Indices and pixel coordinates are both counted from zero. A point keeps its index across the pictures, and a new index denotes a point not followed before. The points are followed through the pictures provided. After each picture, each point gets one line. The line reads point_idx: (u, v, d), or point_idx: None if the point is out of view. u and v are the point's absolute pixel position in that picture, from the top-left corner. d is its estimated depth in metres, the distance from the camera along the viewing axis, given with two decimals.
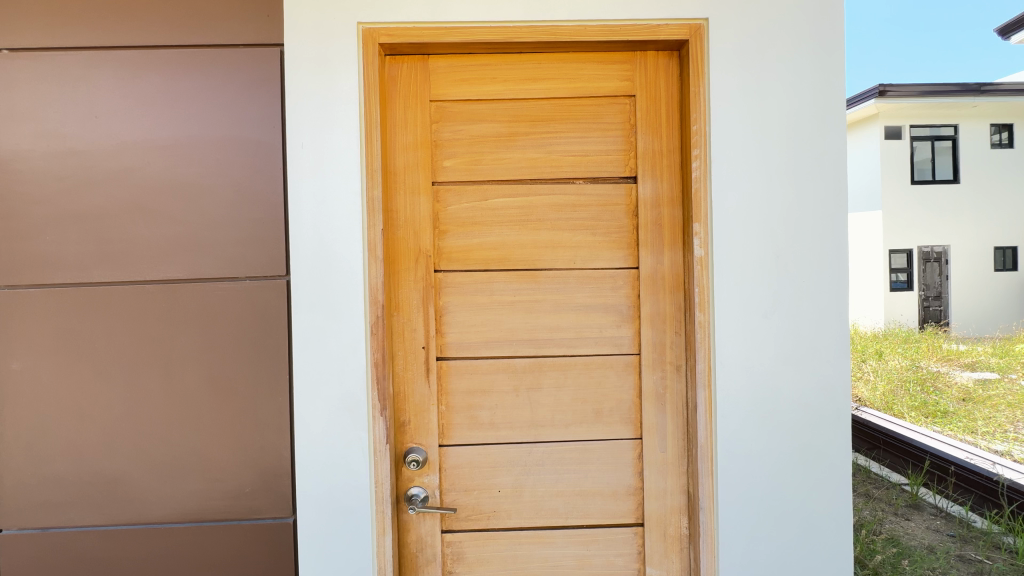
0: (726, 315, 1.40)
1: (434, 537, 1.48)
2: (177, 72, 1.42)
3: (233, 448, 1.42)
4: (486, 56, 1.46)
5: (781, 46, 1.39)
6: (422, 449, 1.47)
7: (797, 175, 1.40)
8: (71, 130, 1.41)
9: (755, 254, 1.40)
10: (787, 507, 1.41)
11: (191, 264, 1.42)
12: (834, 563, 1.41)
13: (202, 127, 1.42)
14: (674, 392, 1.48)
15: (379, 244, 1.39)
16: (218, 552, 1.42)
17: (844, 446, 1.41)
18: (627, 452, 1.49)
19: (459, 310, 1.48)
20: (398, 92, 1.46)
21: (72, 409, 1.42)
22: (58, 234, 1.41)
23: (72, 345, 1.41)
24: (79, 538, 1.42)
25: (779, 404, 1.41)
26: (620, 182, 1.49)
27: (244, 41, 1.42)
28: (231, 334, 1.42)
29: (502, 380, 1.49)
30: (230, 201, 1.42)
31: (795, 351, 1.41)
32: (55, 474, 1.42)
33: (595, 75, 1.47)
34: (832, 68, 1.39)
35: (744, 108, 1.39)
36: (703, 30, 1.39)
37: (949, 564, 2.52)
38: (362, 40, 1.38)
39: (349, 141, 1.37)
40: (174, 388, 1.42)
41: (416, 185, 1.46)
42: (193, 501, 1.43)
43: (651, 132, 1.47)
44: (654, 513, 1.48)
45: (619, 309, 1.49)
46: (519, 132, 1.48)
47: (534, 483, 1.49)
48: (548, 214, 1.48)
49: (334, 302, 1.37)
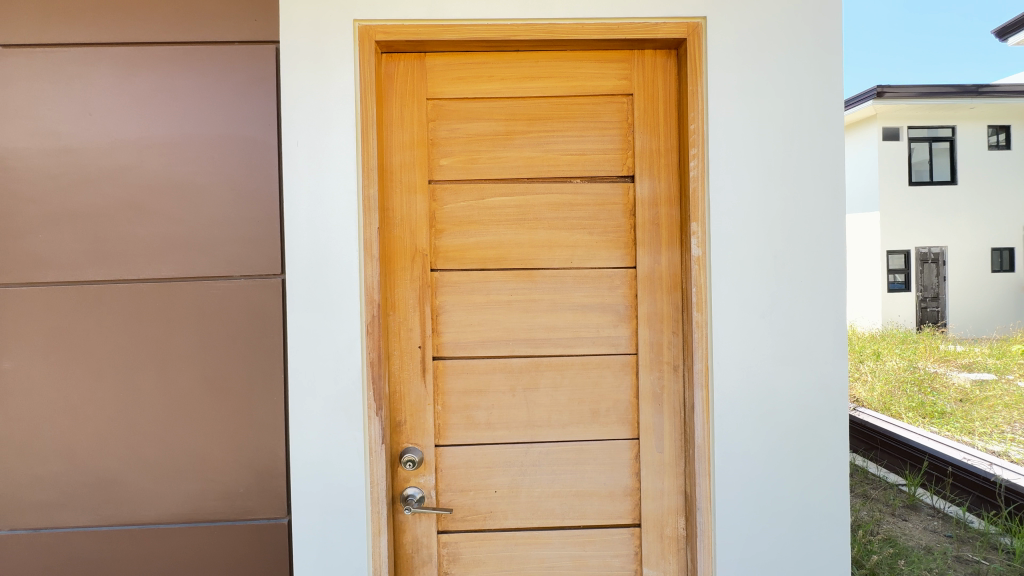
0: (724, 315, 1.39)
1: (429, 537, 1.47)
2: (172, 69, 1.41)
3: (228, 448, 1.41)
4: (483, 55, 1.46)
5: (779, 44, 1.39)
6: (418, 449, 1.46)
7: (796, 175, 1.39)
8: (65, 128, 1.40)
9: (753, 254, 1.39)
10: (784, 507, 1.40)
11: (185, 262, 1.41)
12: (832, 563, 1.40)
13: (197, 125, 1.41)
14: (671, 392, 1.47)
15: (375, 243, 1.38)
16: (212, 553, 1.41)
17: (842, 447, 1.40)
18: (624, 452, 1.48)
19: (455, 309, 1.47)
20: (395, 90, 1.45)
21: (66, 409, 1.41)
22: (52, 233, 1.40)
23: (66, 344, 1.40)
24: (71, 539, 1.41)
25: (777, 404, 1.40)
26: (617, 181, 1.48)
27: (239, 38, 1.41)
28: (225, 333, 1.41)
29: (499, 379, 1.48)
30: (225, 200, 1.41)
31: (793, 351, 1.40)
32: (49, 475, 1.41)
33: (593, 74, 1.47)
34: (831, 68, 1.39)
35: (743, 107, 1.38)
36: (701, 29, 1.39)
37: (946, 565, 2.52)
38: (358, 38, 1.37)
39: (345, 139, 1.36)
40: (168, 388, 1.41)
41: (413, 184, 1.45)
42: (187, 501, 1.42)
43: (649, 131, 1.46)
44: (651, 514, 1.47)
45: (616, 308, 1.48)
46: (516, 131, 1.47)
47: (530, 483, 1.48)
48: (546, 214, 1.48)
49: (329, 301, 1.36)
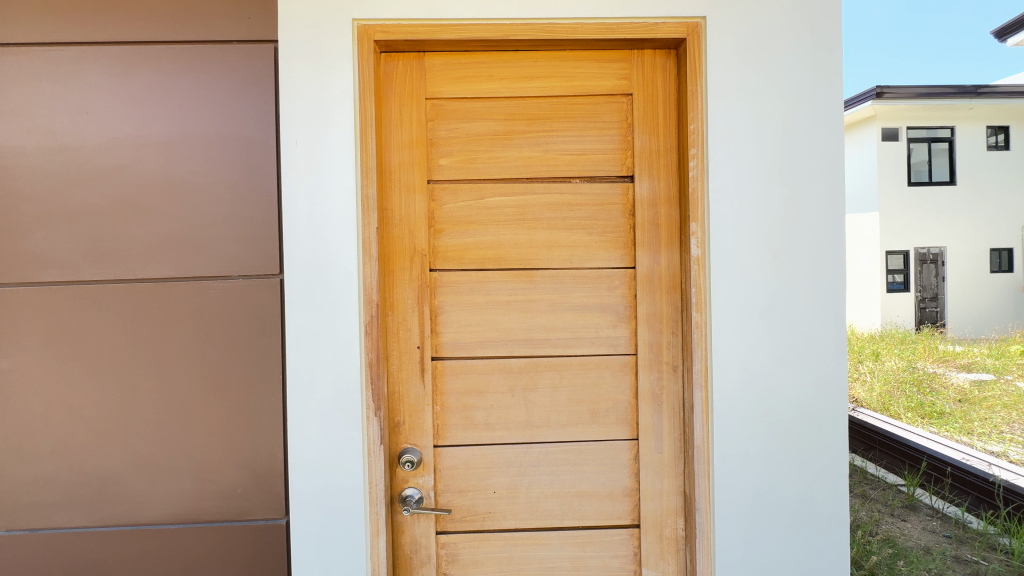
0: (723, 315, 1.39)
1: (428, 538, 1.46)
2: (170, 68, 1.41)
3: (226, 448, 1.41)
4: (482, 54, 1.45)
5: (779, 44, 1.39)
6: (416, 449, 1.46)
7: (795, 175, 1.39)
8: (62, 127, 1.39)
9: (752, 254, 1.39)
10: (784, 508, 1.40)
11: (183, 262, 1.40)
12: (831, 564, 1.40)
13: (195, 125, 1.41)
14: (671, 393, 1.47)
15: (373, 243, 1.37)
16: (210, 553, 1.41)
17: (841, 448, 1.40)
18: (623, 452, 1.48)
19: (453, 310, 1.47)
20: (393, 89, 1.44)
21: (63, 409, 1.40)
22: (49, 232, 1.39)
23: (63, 344, 1.40)
24: (68, 540, 1.40)
25: (776, 405, 1.40)
26: (617, 181, 1.48)
27: (237, 37, 1.40)
28: (223, 333, 1.40)
29: (498, 380, 1.47)
30: (223, 199, 1.40)
31: (793, 352, 1.40)
32: (46, 475, 1.40)
33: (593, 74, 1.46)
34: (830, 68, 1.39)
35: (742, 107, 1.38)
36: (701, 28, 1.38)
37: (944, 565, 2.52)
38: (357, 37, 1.37)
39: (344, 139, 1.35)
40: (166, 388, 1.40)
41: (411, 184, 1.45)
42: (185, 502, 1.41)
43: (648, 131, 1.46)
44: (650, 514, 1.47)
45: (615, 309, 1.48)
46: (515, 131, 1.47)
47: (529, 484, 1.48)
48: (545, 213, 1.47)
49: (328, 301, 1.36)
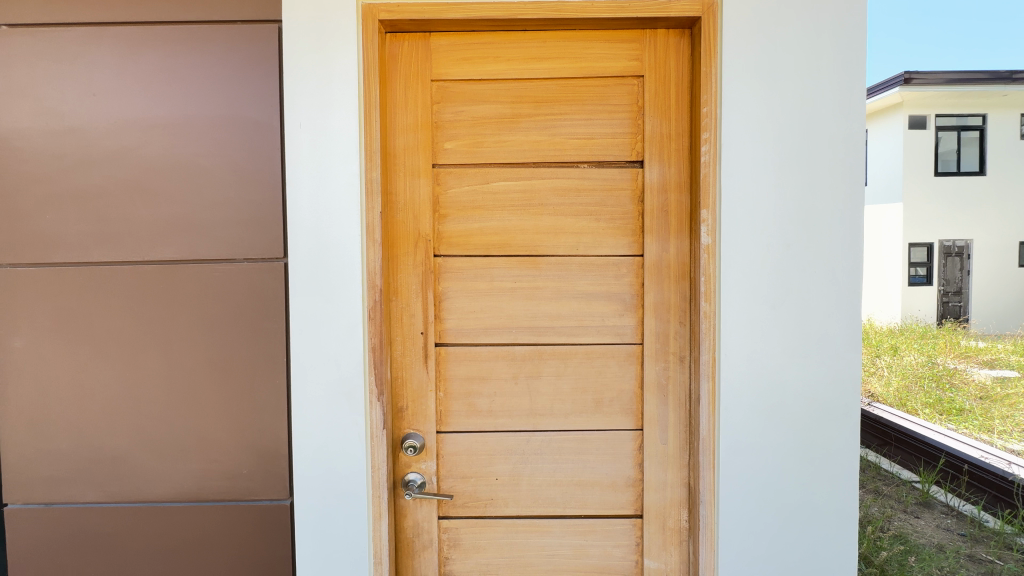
0: (732, 306, 1.35)
1: (430, 522, 1.47)
2: (175, 48, 1.40)
3: (231, 430, 1.42)
4: (490, 34, 1.42)
5: (796, 21, 1.33)
6: (419, 435, 1.45)
7: (811, 160, 1.34)
8: (69, 108, 1.40)
9: (763, 242, 1.35)
10: (790, 501, 1.37)
11: (189, 245, 1.40)
12: (837, 559, 1.37)
13: (199, 106, 1.40)
14: (677, 383, 1.44)
15: (378, 227, 1.36)
16: (214, 530, 1.43)
17: (851, 443, 1.36)
18: (627, 443, 1.46)
19: (458, 295, 1.46)
20: (399, 71, 1.42)
21: (73, 387, 1.42)
22: (57, 213, 1.41)
23: (72, 323, 1.42)
24: (80, 515, 1.43)
25: (785, 397, 1.37)
26: (626, 166, 1.44)
27: (242, 17, 1.39)
28: (229, 315, 1.41)
29: (502, 367, 1.46)
30: (228, 180, 1.40)
31: (803, 343, 1.36)
32: (57, 451, 1.43)
33: (602, 56, 1.42)
34: (853, 49, 1.33)
35: (758, 89, 1.33)
36: (716, 6, 1.33)
37: (957, 564, 2.47)
38: (362, 17, 1.34)
39: (348, 121, 1.34)
40: (172, 369, 1.42)
41: (417, 167, 1.43)
42: (189, 481, 1.43)
43: (659, 115, 1.42)
44: (653, 505, 1.46)
45: (622, 297, 1.45)
46: (522, 114, 1.44)
47: (531, 472, 1.47)
48: (551, 199, 1.45)
49: (332, 283, 1.35)
